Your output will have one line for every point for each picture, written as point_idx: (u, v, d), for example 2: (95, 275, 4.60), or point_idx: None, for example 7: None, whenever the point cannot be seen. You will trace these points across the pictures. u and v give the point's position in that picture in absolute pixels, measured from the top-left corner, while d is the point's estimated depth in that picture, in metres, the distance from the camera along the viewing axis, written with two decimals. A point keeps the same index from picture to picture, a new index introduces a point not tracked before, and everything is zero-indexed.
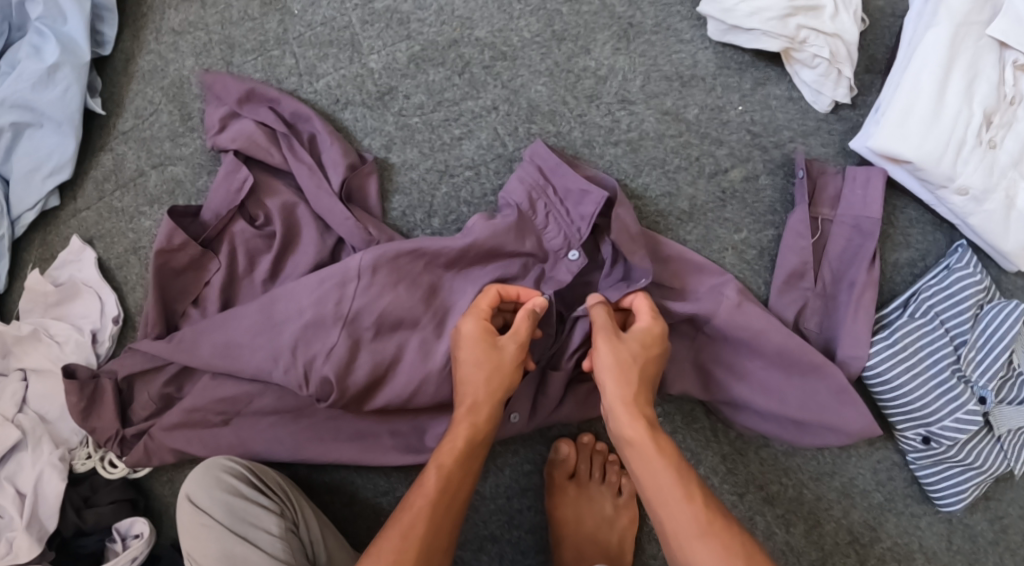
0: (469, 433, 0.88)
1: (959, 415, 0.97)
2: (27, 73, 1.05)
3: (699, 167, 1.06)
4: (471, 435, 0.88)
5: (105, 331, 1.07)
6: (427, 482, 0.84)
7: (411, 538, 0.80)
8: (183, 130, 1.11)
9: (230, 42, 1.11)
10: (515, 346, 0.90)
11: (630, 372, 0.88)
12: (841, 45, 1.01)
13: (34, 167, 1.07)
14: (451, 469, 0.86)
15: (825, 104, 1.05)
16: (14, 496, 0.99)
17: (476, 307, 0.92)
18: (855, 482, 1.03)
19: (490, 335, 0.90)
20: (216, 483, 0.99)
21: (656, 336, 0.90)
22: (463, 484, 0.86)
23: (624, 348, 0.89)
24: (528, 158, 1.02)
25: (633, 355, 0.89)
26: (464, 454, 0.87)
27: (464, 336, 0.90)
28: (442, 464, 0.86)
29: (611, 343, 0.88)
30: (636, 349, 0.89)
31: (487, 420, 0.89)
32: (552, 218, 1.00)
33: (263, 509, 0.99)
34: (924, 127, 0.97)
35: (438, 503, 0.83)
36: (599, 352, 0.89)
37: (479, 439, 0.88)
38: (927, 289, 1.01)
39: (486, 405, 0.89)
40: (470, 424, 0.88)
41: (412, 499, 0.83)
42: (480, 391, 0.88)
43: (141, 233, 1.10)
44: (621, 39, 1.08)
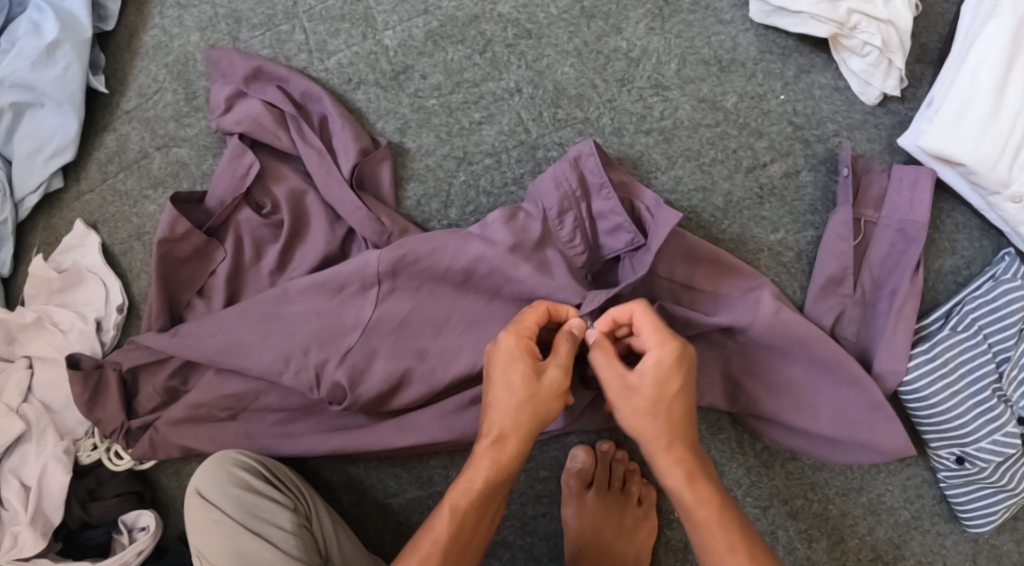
0: (488, 471, 0.81)
1: (997, 437, 0.92)
2: (26, 51, 1.02)
3: (736, 160, 0.98)
4: (493, 475, 0.81)
5: (109, 320, 1.04)
6: (436, 531, 0.80)
7: None
8: (188, 110, 1.06)
9: (237, 16, 1.05)
10: (562, 378, 0.82)
11: (657, 420, 0.79)
12: (894, 32, 0.94)
13: (35, 148, 1.04)
14: (465, 512, 0.81)
15: (873, 96, 0.97)
16: (18, 488, 0.98)
17: (518, 324, 0.83)
18: (882, 500, 0.99)
19: (531, 359, 0.81)
20: (227, 478, 0.96)
21: (668, 368, 0.80)
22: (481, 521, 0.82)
23: (641, 397, 0.80)
24: (570, 162, 0.93)
25: (653, 405, 0.79)
26: (487, 493, 0.82)
27: (501, 359, 0.82)
28: (456, 505, 0.81)
29: (626, 401, 0.80)
30: (652, 393, 0.79)
31: (515, 453, 0.82)
32: (579, 234, 0.93)
33: (275, 504, 0.95)
34: (977, 127, 0.90)
35: (450, 553, 0.80)
36: (620, 412, 0.81)
37: (501, 474, 0.82)
38: (971, 301, 0.95)
39: (514, 438, 0.81)
40: (491, 459, 0.81)
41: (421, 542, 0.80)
42: (508, 422, 0.81)
43: (145, 218, 1.07)
44: (656, 18, 1.00)
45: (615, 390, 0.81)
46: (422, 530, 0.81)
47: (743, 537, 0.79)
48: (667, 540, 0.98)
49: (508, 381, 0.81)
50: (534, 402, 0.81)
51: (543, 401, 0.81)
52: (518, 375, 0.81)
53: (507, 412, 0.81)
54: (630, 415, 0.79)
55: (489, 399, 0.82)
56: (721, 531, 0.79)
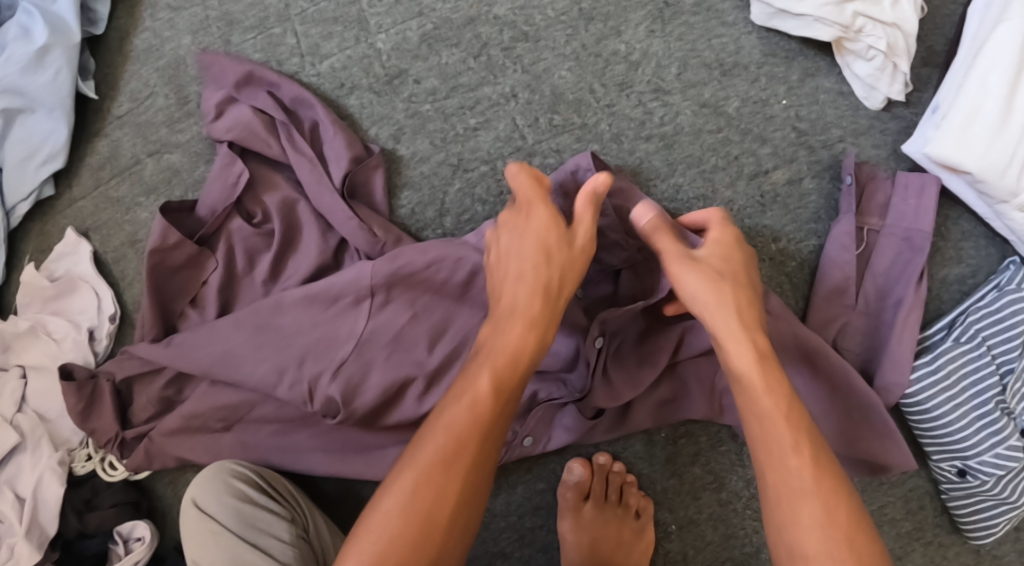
0: (478, 417, 0.73)
1: (1000, 451, 0.90)
2: (15, 56, 1.00)
3: (738, 167, 0.96)
4: (477, 417, 0.73)
5: (103, 329, 1.03)
6: (413, 475, 0.70)
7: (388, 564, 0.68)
8: (180, 115, 1.04)
9: (228, 19, 1.03)
10: (540, 299, 0.80)
11: (722, 295, 0.79)
12: (900, 35, 0.91)
13: (26, 155, 1.03)
14: (456, 458, 0.71)
15: (878, 101, 0.95)
16: (13, 500, 0.97)
17: (544, 229, 0.83)
18: (884, 511, 0.98)
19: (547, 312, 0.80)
20: (224, 488, 0.95)
21: (728, 245, 0.84)
22: (480, 461, 0.72)
23: (706, 265, 0.82)
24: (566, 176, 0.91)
25: (718, 272, 0.81)
26: (469, 431, 0.72)
27: (524, 312, 0.79)
28: (448, 444, 0.71)
29: (689, 264, 0.81)
30: (717, 265, 0.82)
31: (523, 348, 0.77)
32: None
33: (273, 516, 0.95)
34: (985, 135, 0.87)
35: (432, 504, 0.70)
36: (682, 275, 0.81)
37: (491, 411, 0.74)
38: (975, 311, 0.93)
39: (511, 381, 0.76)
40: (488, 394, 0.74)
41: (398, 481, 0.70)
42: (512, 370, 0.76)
43: (138, 226, 1.05)
44: (656, 20, 0.97)
45: (670, 260, 0.82)
46: (401, 466, 0.71)
47: (807, 435, 0.73)
48: (665, 552, 0.96)
49: (523, 302, 0.79)
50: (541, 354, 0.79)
51: (536, 319, 0.79)
52: (537, 303, 0.79)
53: (510, 357, 0.77)
54: (696, 275, 0.80)
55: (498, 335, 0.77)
56: (784, 423, 0.74)
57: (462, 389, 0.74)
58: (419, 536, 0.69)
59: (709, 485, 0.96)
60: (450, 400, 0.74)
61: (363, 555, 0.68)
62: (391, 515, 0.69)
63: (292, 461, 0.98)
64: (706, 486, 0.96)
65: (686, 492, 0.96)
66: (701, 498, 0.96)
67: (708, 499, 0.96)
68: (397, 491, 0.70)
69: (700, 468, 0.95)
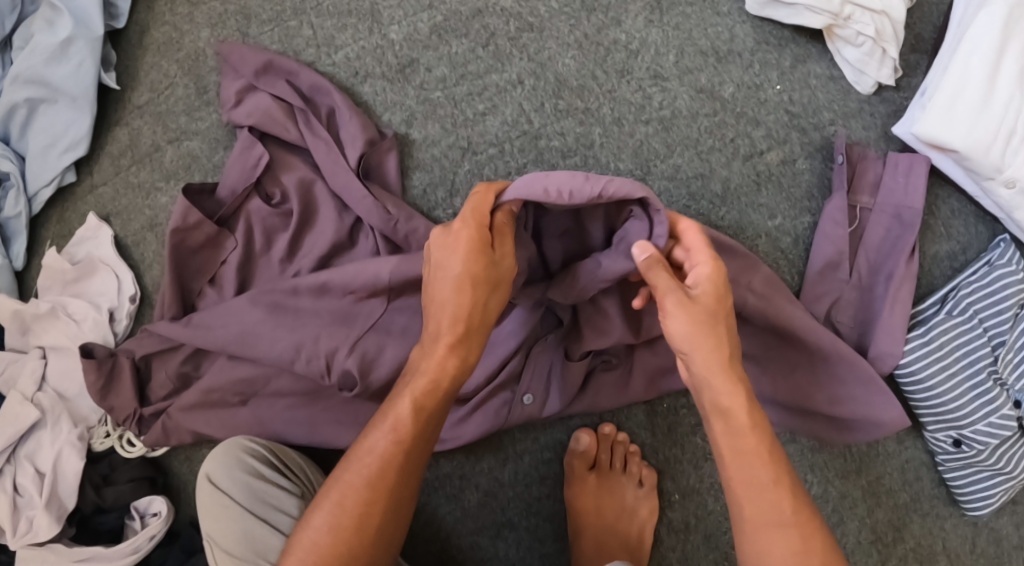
0: (454, 364, 0.79)
1: (993, 420, 0.93)
2: (41, 47, 1.05)
3: (735, 148, 1.00)
4: (448, 365, 0.79)
5: (123, 309, 1.07)
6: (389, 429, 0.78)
7: (365, 499, 0.77)
8: (199, 104, 1.09)
9: (246, 12, 1.08)
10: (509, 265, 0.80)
11: (713, 334, 0.76)
12: (888, 22, 0.96)
13: (49, 143, 1.07)
14: (429, 405, 0.79)
15: (867, 85, 0.99)
16: (33, 475, 1.00)
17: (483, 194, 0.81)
18: (882, 482, 1.01)
19: (482, 249, 0.78)
20: (236, 464, 0.96)
21: (721, 285, 0.78)
22: (438, 412, 0.80)
23: (699, 308, 0.76)
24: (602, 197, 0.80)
25: (710, 316, 0.77)
26: (436, 384, 0.79)
27: (464, 245, 0.78)
28: (417, 398, 0.78)
29: (682, 307, 0.76)
30: (708, 304, 0.77)
31: (483, 309, 0.79)
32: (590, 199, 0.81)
33: (285, 492, 0.96)
34: (969, 114, 0.92)
35: (395, 444, 0.78)
36: (671, 319, 0.76)
37: (462, 369, 0.80)
38: (966, 286, 0.97)
39: (479, 333, 0.80)
40: (450, 348, 0.78)
41: (382, 425, 0.78)
42: (467, 314, 0.78)
43: (158, 210, 1.09)
44: (655, 11, 1.02)
45: (666, 295, 0.77)
46: (383, 412, 0.79)
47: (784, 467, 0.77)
48: (668, 521, 0.99)
49: (453, 268, 0.78)
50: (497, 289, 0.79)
51: (483, 243, 0.78)
52: (478, 266, 0.77)
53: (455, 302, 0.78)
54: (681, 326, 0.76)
55: (440, 297, 0.78)
56: (766, 458, 0.77)
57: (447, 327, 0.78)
58: (404, 481, 0.78)
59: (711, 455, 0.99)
60: (426, 353, 0.79)
61: (333, 496, 0.77)
62: (360, 462, 0.78)
63: (307, 433, 1.01)
64: (707, 455, 0.99)
65: (688, 461, 0.99)
66: (704, 467, 0.99)
67: (710, 467, 0.99)
68: (379, 438, 0.78)
69: (701, 438, 0.99)
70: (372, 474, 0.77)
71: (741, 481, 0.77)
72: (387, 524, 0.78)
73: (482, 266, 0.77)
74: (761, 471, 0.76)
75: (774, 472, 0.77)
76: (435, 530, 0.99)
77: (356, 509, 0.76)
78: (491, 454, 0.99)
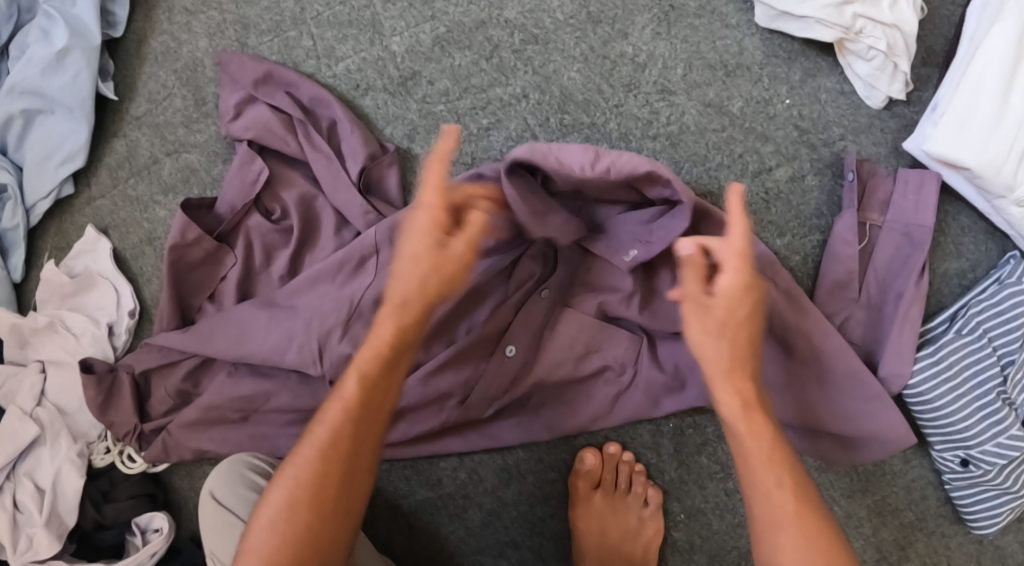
0: (395, 332, 0.76)
1: (1001, 440, 0.92)
2: (36, 57, 1.03)
3: (743, 164, 0.99)
4: (398, 337, 0.76)
5: (122, 324, 1.06)
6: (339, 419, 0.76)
7: (322, 476, 0.74)
8: (198, 116, 1.07)
9: (245, 22, 1.06)
10: (467, 249, 0.76)
11: (722, 341, 0.74)
12: (899, 36, 0.94)
13: (46, 155, 1.06)
14: (375, 377, 0.76)
15: (879, 100, 0.97)
16: (34, 492, 0.99)
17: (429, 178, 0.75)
18: (888, 501, 0.99)
19: (438, 232, 0.75)
20: (241, 480, 0.95)
21: (741, 287, 0.74)
22: (389, 384, 0.77)
23: (709, 316, 0.74)
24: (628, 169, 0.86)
25: (721, 326, 0.74)
26: (384, 358, 0.76)
27: (411, 235, 0.75)
28: (364, 369, 0.76)
29: (697, 315, 0.74)
30: (722, 311, 0.74)
31: (431, 281, 0.74)
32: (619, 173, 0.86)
33: None
34: (981, 132, 0.90)
35: (347, 418, 0.75)
36: (688, 327, 0.75)
37: (407, 339, 0.76)
38: (976, 304, 0.95)
39: (424, 307, 0.75)
40: (397, 321, 0.75)
41: (329, 414, 0.76)
42: (422, 291, 0.74)
43: (156, 223, 1.08)
44: (661, 23, 1.00)
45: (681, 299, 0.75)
46: (328, 403, 0.76)
47: (791, 474, 0.75)
48: (673, 541, 0.98)
49: (412, 249, 0.74)
50: (441, 273, 0.75)
51: (440, 228, 0.75)
52: (424, 245, 0.74)
53: (412, 278, 0.74)
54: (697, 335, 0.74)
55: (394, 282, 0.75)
56: (773, 462, 0.75)
57: (385, 305, 0.75)
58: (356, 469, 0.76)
59: (716, 475, 0.98)
60: (372, 326, 0.77)
61: (289, 477, 0.75)
62: (313, 440, 0.75)
63: None
64: (713, 475, 0.97)
65: (693, 481, 0.98)
66: (709, 486, 0.98)
67: (715, 487, 0.97)
68: (331, 414, 0.76)
69: (706, 457, 0.97)
70: (327, 450, 0.75)
71: (749, 485, 0.76)
72: (346, 502, 0.75)
73: (428, 246, 0.74)
74: (762, 473, 0.74)
75: (792, 493, 0.74)
76: (438, 547, 0.99)
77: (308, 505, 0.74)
78: (494, 473, 0.98)
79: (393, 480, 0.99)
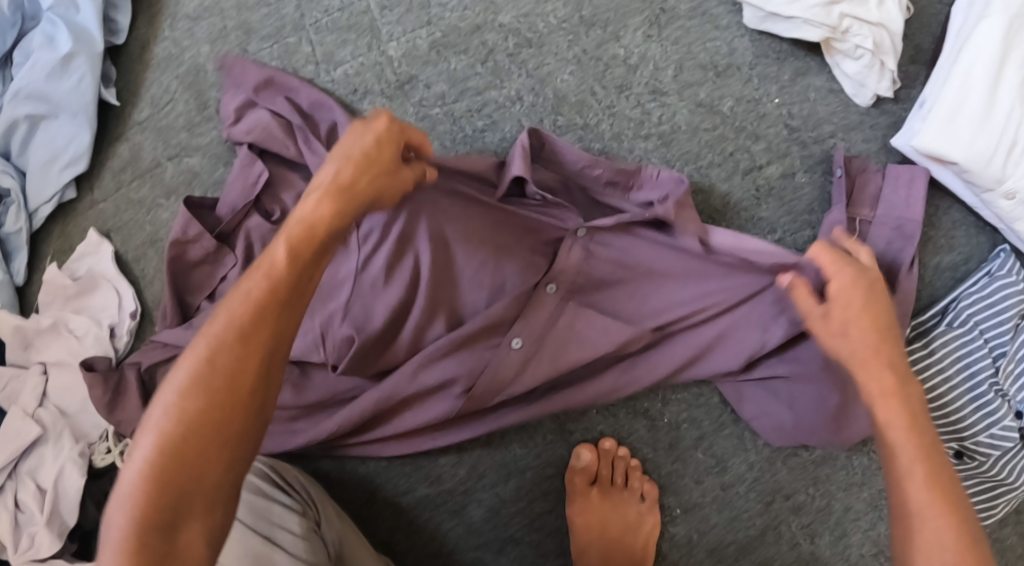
0: (329, 213, 0.72)
1: (995, 431, 0.92)
2: (40, 63, 1.06)
3: (734, 163, 1.00)
4: (326, 221, 0.72)
5: (123, 326, 1.07)
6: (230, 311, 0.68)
7: (239, 347, 0.67)
8: (200, 120, 1.09)
9: (246, 28, 1.08)
10: (412, 177, 0.79)
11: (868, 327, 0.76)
12: (886, 35, 0.96)
13: (49, 158, 1.08)
14: (303, 255, 0.70)
15: (866, 98, 0.99)
16: (35, 490, 0.99)
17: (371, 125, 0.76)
18: (885, 494, 0.99)
19: (394, 149, 0.77)
20: None
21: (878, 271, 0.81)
22: (316, 267, 0.72)
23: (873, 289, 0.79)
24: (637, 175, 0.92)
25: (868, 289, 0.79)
26: (311, 235, 0.71)
27: (356, 158, 0.74)
28: (293, 244, 0.70)
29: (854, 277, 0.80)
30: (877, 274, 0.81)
31: (384, 187, 0.76)
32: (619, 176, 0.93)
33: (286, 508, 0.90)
34: (966, 126, 0.91)
35: (271, 296, 0.68)
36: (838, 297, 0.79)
37: (340, 226, 0.73)
38: (966, 297, 0.96)
39: (358, 199, 0.74)
40: (326, 196, 0.72)
41: (249, 283, 0.69)
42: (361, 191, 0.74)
43: (158, 226, 1.09)
44: (653, 25, 1.02)
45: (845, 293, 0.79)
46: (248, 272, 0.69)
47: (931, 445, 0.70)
48: (671, 536, 0.99)
49: (347, 149, 0.75)
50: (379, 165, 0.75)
51: (391, 146, 0.77)
52: (369, 143, 0.75)
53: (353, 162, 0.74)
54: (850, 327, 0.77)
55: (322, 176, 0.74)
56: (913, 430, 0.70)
57: (314, 188, 0.73)
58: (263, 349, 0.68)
59: (713, 469, 0.98)
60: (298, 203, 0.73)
61: (199, 351, 0.66)
62: (231, 309, 0.68)
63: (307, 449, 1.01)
64: (709, 470, 0.98)
65: (690, 476, 0.99)
66: (705, 481, 0.98)
67: (712, 482, 0.98)
68: (249, 287, 0.68)
69: (702, 452, 0.98)
70: (251, 324, 0.67)
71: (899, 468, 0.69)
72: (254, 396, 0.67)
73: (388, 155, 0.76)
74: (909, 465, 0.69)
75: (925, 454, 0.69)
76: (436, 544, 1.00)
77: (182, 423, 0.65)
78: (493, 470, 0.99)
79: (392, 477, 1.00)
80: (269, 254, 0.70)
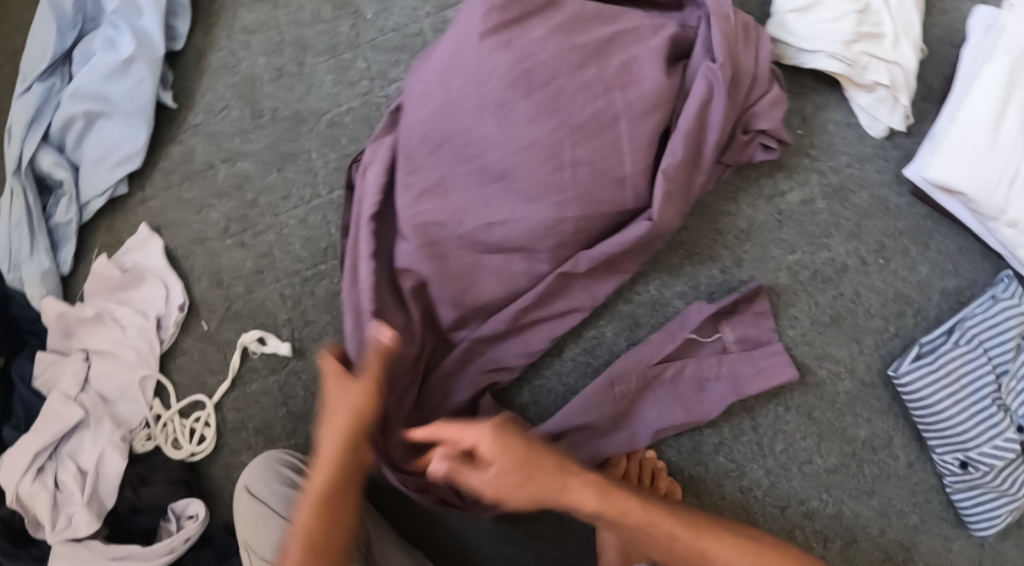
0: (350, 419, 0.78)
1: (998, 442, 0.99)
2: (101, 65, 1.10)
3: (758, 189, 1.06)
4: (367, 402, 0.79)
5: (170, 318, 1.10)
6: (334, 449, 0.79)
7: (342, 494, 0.80)
8: (253, 127, 1.14)
9: (302, 43, 1.14)
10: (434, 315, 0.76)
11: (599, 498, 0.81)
12: (900, 72, 1.02)
13: (103, 156, 1.12)
14: (358, 429, 0.79)
15: (880, 130, 1.05)
16: (75, 472, 1.02)
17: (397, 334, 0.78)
18: (891, 503, 1.05)
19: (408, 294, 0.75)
20: (274, 475, 0.97)
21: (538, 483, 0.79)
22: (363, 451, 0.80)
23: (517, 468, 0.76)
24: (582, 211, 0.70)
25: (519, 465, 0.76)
26: (369, 411, 0.79)
27: None
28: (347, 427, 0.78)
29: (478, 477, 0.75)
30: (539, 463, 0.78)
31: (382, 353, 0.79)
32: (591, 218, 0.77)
33: None
34: (978, 159, 0.98)
35: (352, 414, 0.78)
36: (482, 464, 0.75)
37: (367, 412, 0.79)
38: (971, 318, 1.02)
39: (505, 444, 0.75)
40: (373, 374, 0.79)
41: (335, 425, 0.79)
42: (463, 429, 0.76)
43: (207, 224, 1.13)
44: None
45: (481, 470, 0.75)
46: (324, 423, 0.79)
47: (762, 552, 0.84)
48: None
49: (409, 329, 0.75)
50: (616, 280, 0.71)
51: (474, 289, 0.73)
52: None
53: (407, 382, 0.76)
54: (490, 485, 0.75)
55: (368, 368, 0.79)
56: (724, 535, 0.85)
57: (362, 375, 0.79)
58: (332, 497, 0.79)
59: (732, 473, 1.04)
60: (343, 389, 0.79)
61: (305, 518, 0.79)
62: (327, 445, 0.79)
63: None
64: (728, 474, 1.04)
65: (708, 478, 1.04)
66: (724, 484, 1.04)
67: (731, 485, 1.04)
68: (331, 451, 0.79)
69: (722, 456, 1.04)
70: (340, 495, 0.80)
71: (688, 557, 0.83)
72: (343, 507, 0.80)
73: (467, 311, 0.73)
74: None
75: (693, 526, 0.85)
76: (466, 537, 1.04)
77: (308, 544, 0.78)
78: None
79: None
80: (331, 474, 0.79)
